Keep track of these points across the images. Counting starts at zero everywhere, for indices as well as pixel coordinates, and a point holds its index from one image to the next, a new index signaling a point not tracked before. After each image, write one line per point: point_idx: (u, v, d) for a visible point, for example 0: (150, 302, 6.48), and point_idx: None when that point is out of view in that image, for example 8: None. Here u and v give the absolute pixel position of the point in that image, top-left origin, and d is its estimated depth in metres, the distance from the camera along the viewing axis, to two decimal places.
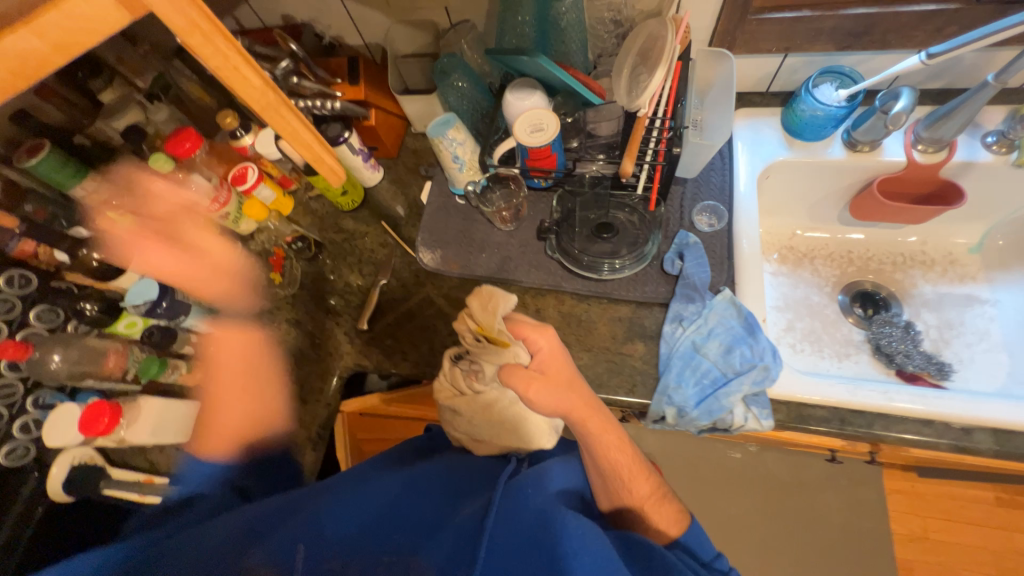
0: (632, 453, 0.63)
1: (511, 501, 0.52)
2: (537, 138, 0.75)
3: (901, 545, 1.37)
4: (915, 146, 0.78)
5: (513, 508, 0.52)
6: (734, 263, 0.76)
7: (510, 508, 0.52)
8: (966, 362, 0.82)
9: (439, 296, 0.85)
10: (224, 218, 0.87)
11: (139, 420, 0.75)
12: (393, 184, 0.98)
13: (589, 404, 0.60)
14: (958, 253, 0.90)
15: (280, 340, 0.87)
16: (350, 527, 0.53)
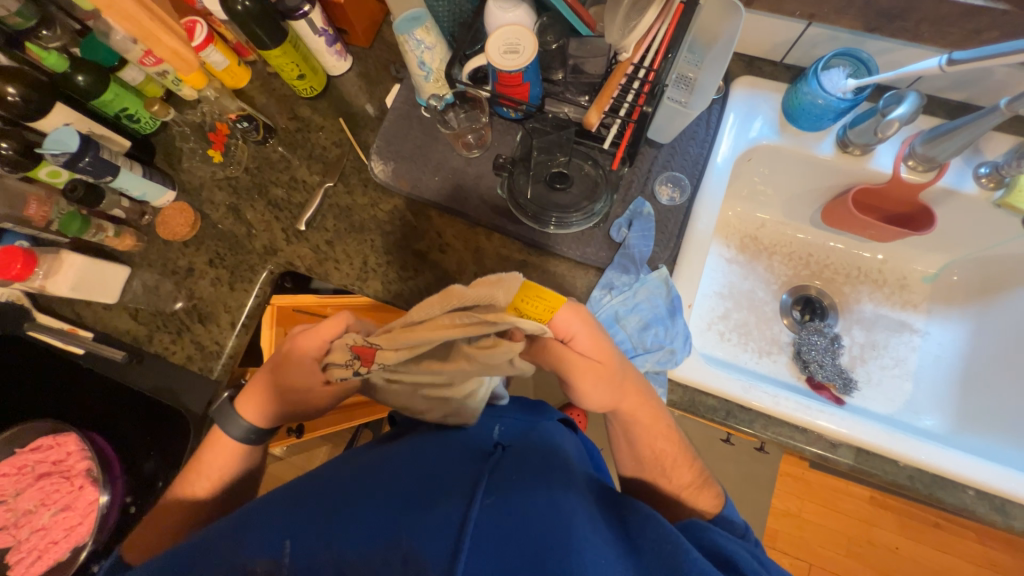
0: (675, 441, 0.62)
1: (502, 484, 0.50)
2: (511, 60, 0.67)
3: (774, 517, 1.54)
4: (906, 160, 0.73)
5: (510, 491, 0.49)
6: (680, 243, 0.73)
7: (503, 496, 0.48)
8: (874, 383, 0.85)
9: (382, 212, 0.82)
10: (162, 76, 0.81)
11: (60, 273, 0.74)
12: (361, 78, 0.89)
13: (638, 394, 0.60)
14: (911, 279, 0.89)
15: (218, 223, 0.84)
16: (342, 517, 0.48)
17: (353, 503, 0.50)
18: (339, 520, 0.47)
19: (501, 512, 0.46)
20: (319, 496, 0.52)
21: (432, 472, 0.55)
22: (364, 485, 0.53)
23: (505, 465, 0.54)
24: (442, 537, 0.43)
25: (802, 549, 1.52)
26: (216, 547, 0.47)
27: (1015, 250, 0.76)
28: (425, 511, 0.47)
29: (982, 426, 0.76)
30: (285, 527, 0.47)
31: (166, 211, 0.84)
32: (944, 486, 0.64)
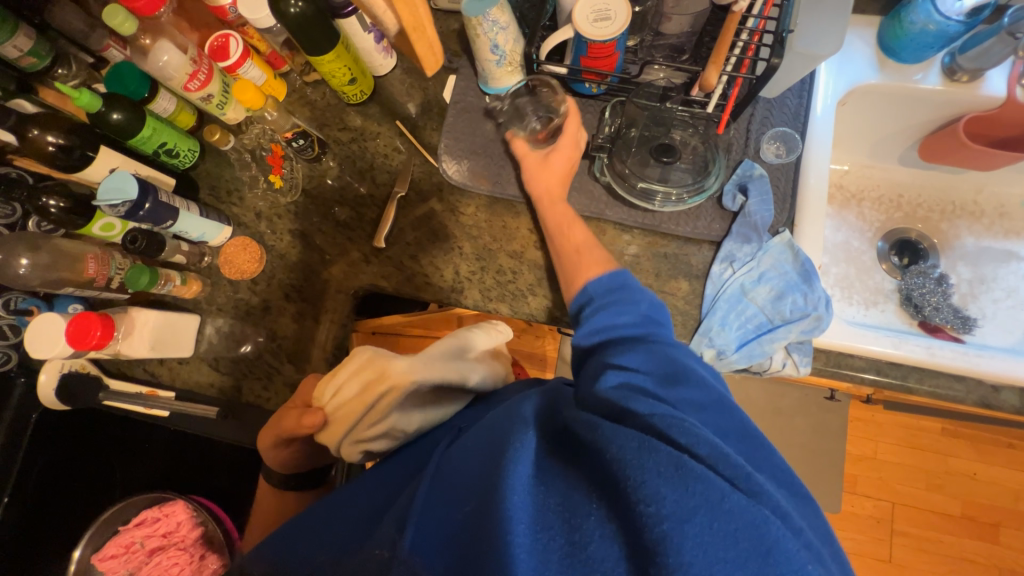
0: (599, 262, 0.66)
1: (455, 456, 0.47)
2: (602, 28, 0.61)
3: (852, 463, 1.54)
4: (1021, 79, 0.68)
5: (454, 459, 0.47)
6: (798, 202, 0.69)
7: (447, 468, 0.46)
8: (990, 317, 0.82)
9: (466, 216, 0.75)
10: (206, 102, 0.72)
11: (135, 332, 0.69)
12: (408, 75, 0.82)
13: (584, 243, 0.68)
14: (1011, 206, 0.86)
15: (284, 253, 0.78)
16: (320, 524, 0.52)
17: (330, 509, 0.53)
18: (325, 507, 0.54)
19: (441, 487, 0.44)
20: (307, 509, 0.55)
21: (415, 470, 0.53)
22: (354, 488, 0.55)
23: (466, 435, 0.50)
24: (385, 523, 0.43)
25: (883, 491, 1.52)
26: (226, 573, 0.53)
27: None
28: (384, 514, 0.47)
29: None
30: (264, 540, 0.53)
31: (227, 249, 0.77)
32: None
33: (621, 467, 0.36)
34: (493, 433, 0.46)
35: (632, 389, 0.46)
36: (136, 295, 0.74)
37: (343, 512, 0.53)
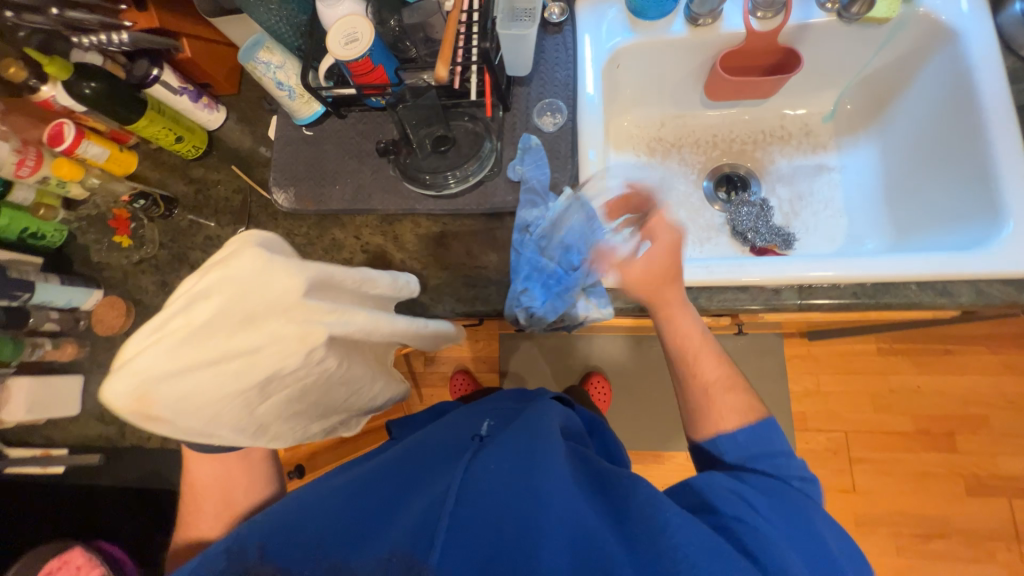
0: (705, 339, 0.64)
1: (481, 475, 0.52)
2: (353, 49, 0.69)
3: (798, 401, 1.55)
4: (754, 12, 0.75)
5: (485, 481, 0.51)
6: (577, 161, 0.75)
7: (483, 483, 0.51)
8: (811, 228, 0.87)
9: (300, 236, 0.83)
10: (45, 184, 0.82)
11: (11, 400, 0.77)
12: (240, 123, 0.91)
13: (699, 336, 0.64)
14: (812, 124, 0.92)
15: (150, 303, 0.86)
16: (322, 514, 0.52)
17: (332, 497, 0.54)
18: (325, 494, 0.55)
19: (476, 501, 0.49)
20: (310, 498, 0.54)
21: (434, 467, 0.58)
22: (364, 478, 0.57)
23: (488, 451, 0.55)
24: (415, 527, 0.47)
25: (833, 422, 1.53)
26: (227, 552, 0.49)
27: (881, 62, 0.81)
28: (397, 511, 0.51)
29: (915, 228, 0.78)
30: (271, 531, 0.50)
31: (98, 310, 0.85)
32: (886, 290, 0.66)
33: (688, 561, 0.44)
34: (520, 456, 0.54)
35: (720, 480, 0.53)
36: (21, 366, 0.82)
37: (360, 484, 0.56)
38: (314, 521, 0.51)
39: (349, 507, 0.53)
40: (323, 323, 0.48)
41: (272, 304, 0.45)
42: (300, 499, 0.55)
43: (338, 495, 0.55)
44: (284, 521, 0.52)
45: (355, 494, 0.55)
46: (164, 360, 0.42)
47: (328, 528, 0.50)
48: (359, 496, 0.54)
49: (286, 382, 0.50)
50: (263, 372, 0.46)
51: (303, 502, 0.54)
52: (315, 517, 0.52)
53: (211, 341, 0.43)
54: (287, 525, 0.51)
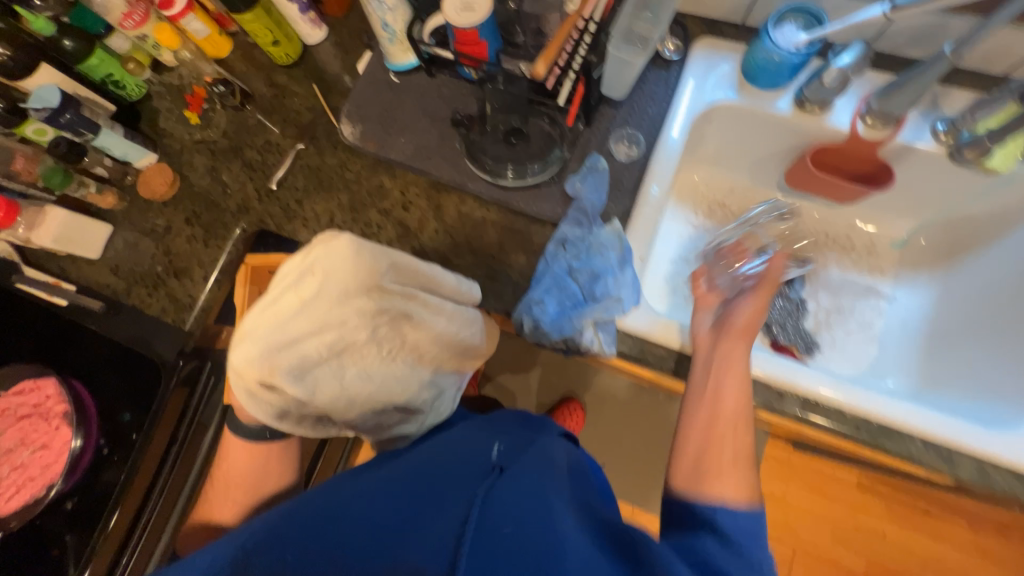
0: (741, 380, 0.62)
1: (499, 502, 0.49)
2: (465, 17, 0.69)
3: None
4: (863, 117, 0.72)
5: (497, 511, 0.48)
6: (634, 199, 0.74)
7: (494, 514, 0.48)
8: (837, 346, 0.85)
9: (350, 171, 0.84)
10: (143, 41, 0.85)
11: (43, 224, 0.80)
12: (335, 47, 0.92)
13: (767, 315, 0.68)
14: (878, 245, 0.89)
15: (194, 183, 0.88)
16: (338, 531, 0.49)
17: (349, 510, 0.52)
18: (342, 507, 0.53)
19: (488, 529, 0.46)
20: (315, 513, 0.53)
21: (443, 483, 0.55)
22: (379, 492, 0.55)
23: (506, 480, 0.53)
24: (427, 552, 0.44)
25: (786, 534, 1.50)
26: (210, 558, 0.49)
27: (981, 209, 0.76)
28: (402, 528, 0.49)
29: (941, 384, 0.76)
30: (285, 544, 0.49)
31: (147, 172, 0.88)
32: (889, 436, 0.64)
33: None
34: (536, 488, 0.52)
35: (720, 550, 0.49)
36: (62, 197, 0.85)
37: (367, 492, 0.55)
38: (311, 527, 0.51)
39: (349, 513, 0.52)
40: (396, 302, 0.54)
41: (360, 284, 0.51)
42: (306, 503, 0.56)
43: (343, 501, 0.54)
44: (283, 523, 0.52)
45: (357, 502, 0.54)
46: (276, 331, 0.50)
47: (326, 531, 0.50)
48: (358, 504, 0.53)
49: (354, 355, 0.54)
50: (341, 346, 0.53)
51: (307, 506, 0.55)
52: (313, 521, 0.51)
53: (314, 314, 0.50)
54: (293, 525, 0.52)
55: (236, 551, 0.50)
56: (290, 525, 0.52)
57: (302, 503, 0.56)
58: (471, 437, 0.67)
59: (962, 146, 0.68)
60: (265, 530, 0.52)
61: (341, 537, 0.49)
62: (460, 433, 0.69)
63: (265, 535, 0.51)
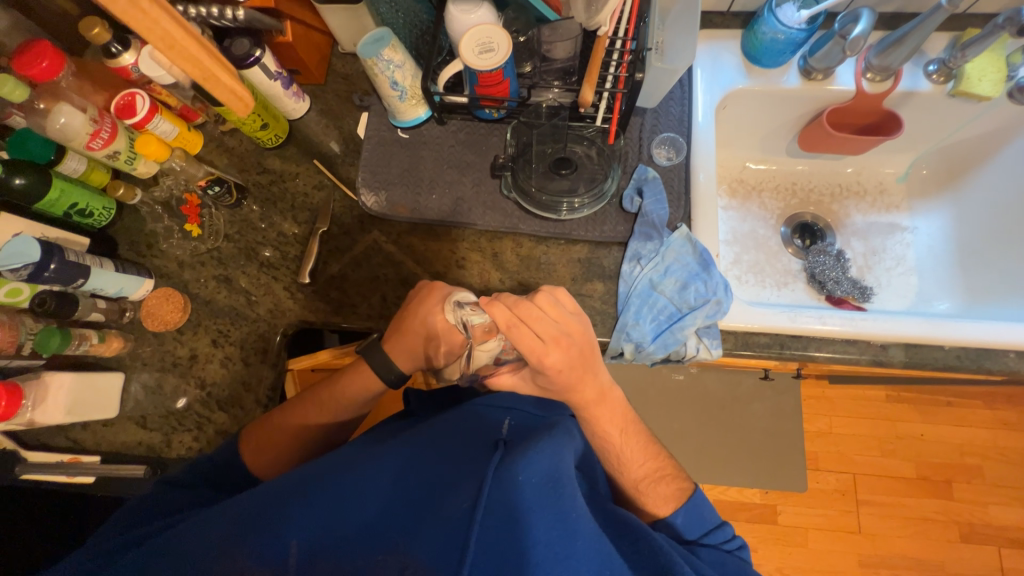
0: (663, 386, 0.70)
1: (511, 483, 0.50)
2: (487, 59, 0.66)
3: (811, 440, 1.60)
4: (865, 74, 0.78)
5: (511, 499, 0.49)
6: (691, 199, 0.75)
7: (509, 503, 0.49)
8: (885, 284, 0.90)
9: (388, 243, 0.78)
10: (113, 159, 0.73)
11: (47, 397, 0.67)
12: (323, 115, 0.85)
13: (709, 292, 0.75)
14: (887, 183, 0.96)
15: (210, 299, 0.78)
16: (340, 511, 0.50)
17: (352, 492, 0.51)
18: (342, 485, 0.52)
19: (501, 518, 0.48)
20: (310, 494, 0.51)
21: (448, 469, 0.54)
22: (386, 470, 0.54)
23: (518, 456, 0.52)
24: (438, 547, 0.46)
25: (842, 463, 1.59)
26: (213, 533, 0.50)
27: (976, 130, 0.84)
28: (418, 524, 0.49)
29: (987, 296, 0.83)
30: (287, 524, 0.49)
31: (149, 302, 0.77)
32: (986, 356, 0.68)
33: None
34: (547, 465, 0.52)
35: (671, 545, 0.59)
36: (55, 359, 0.72)
37: (369, 477, 0.53)
38: (310, 517, 0.49)
39: (351, 500, 0.50)
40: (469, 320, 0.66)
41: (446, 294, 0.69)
42: (299, 488, 0.52)
43: (341, 484, 0.52)
44: (279, 510, 0.50)
45: (358, 485, 0.52)
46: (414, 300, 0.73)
47: (332, 520, 0.49)
48: (359, 488, 0.51)
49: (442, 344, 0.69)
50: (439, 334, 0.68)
51: (301, 494, 0.51)
52: (311, 511, 0.49)
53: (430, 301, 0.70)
54: (285, 513, 0.50)
55: (224, 546, 0.48)
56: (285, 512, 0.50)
57: (292, 488, 0.52)
58: (473, 406, 0.65)
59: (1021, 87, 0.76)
60: (256, 522, 0.49)
61: (354, 527, 0.49)
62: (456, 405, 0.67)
63: (259, 521, 0.49)
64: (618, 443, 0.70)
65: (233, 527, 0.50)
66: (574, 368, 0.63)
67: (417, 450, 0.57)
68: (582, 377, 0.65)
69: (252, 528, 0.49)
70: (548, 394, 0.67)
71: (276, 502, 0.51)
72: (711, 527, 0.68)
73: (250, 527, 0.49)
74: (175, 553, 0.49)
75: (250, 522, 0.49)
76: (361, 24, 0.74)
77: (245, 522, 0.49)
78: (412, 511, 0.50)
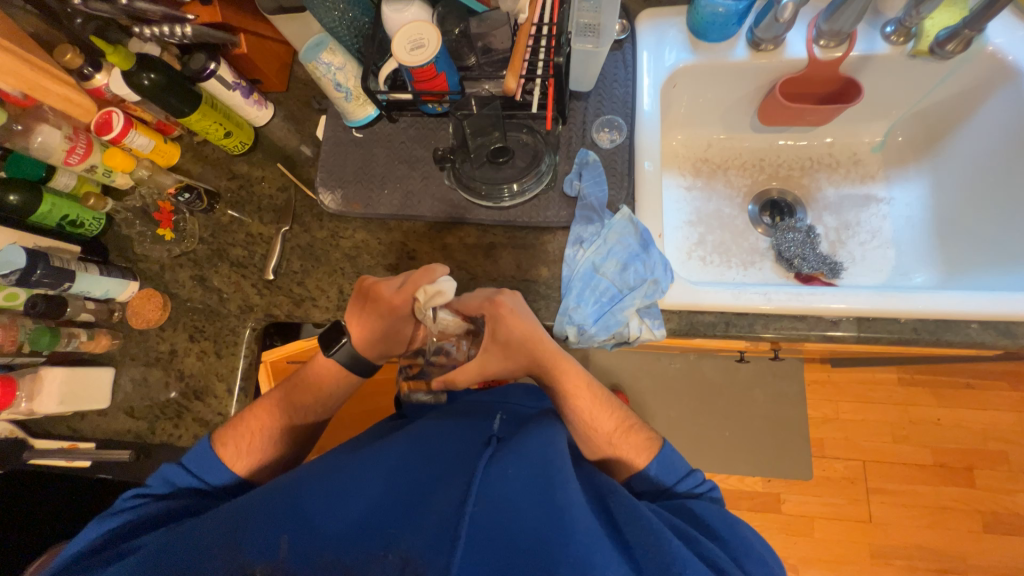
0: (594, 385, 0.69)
1: (500, 477, 0.52)
2: (418, 55, 0.67)
3: (816, 427, 1.54)
4: (817, 41, 0.75)
5: (501, 491, 0.51)
6: (634, 181, 0.74)
7: (501, 495, 0.50)
8: (858, 259, 0.86)
9: (344, 239, 0.82)
10: (93, 172, 0.81)
11: (43, 390, 0.75)
12: (287, 121, 0.90)
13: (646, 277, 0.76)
14: (861, 153, 0.92)
15: (187, 298, 0.84)
16: (333, 506, 0.50)
17: (348, 490, 0.52)
18: (334, 483, 0.53)
19: (495, 504, 0.49)
20: (305, 491, 0.52)
21: (440, 465, 0.56)
22: (380, 467, 0.55)
23: (507, 453, 0.55)
24: (434, 534, 0.45)
25: (851, 450, 1.52)
26: (212, 535, 0.50)
27: (949, 90, 0.79)
28: (413, 517, 0.49)
29: (967, 267, 0.78)
30: (284, 521, 0.49)
31: (133, 302, 0.83)
32: (947, 327, 0.66)
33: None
34: (533, 460, 0.55)
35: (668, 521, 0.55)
36: (53, 356, 0.81)
37: (363, 475, 0.54)
38: (310, 512, 0.50)
39: (344, 497, 0.51)
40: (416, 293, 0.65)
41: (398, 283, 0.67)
42: (296, 488, 0.53)
43: (335, 482, 0.53)
44: (277, 507, 0.51)
45: (350, 483, 0.53)
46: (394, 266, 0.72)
47: (329, 516, 0.49)
48: (351, 485, 0.53)
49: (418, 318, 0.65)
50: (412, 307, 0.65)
51: (298, 494, 0.52)
52: (307, 508, 0.50)
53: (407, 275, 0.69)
54: (279, 512, 0.50)
55: (225, 543, 0.48)
56: (281, 509, 0.51)
57: (289, 487, 0.53)
58: (466, 412, 0.69)
59: (943, 41, 0.72)
60: (256, 520, 0.50)
61: (351, 524, 0.49)
62: (450, 410, 0.70)
63: (256, 517, 0.50)
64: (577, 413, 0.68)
65: (233, 525, 0.50)
66: (509, 349, 0.65)
67: (412, 451, 0.58)
68: (519, 349, 0.66)
69: (252, 526, 0.49)
70: (493, 378, 0.69)
71: (272, 501, 0.52)
72: (684, 473, 0.64)
73: (249, 525, 0.49)
74: (178, 553, 0.49)
75: (249, 520, 0.50)
76: (308, 30, 0.77)
77: (244, 518, 0.50)
78: (405, 506, 0.50)
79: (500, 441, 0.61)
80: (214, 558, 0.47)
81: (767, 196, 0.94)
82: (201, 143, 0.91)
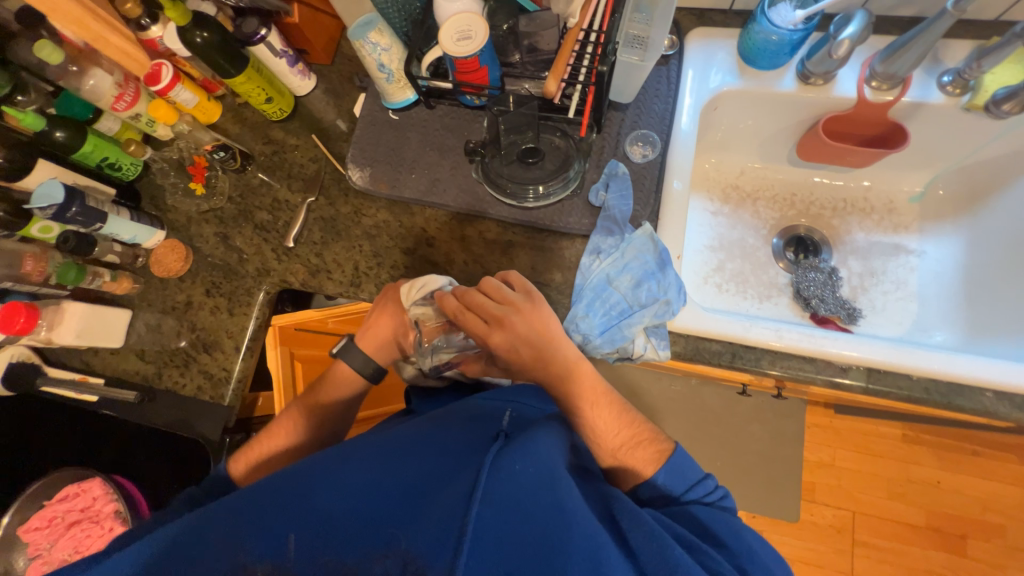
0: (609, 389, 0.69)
1: (505, 473, 0.50)
2: (463, 46, 0.68)
3: (810, 471, 1.52)
4: (869, 81, 0.73)
5: (505, 488, 0.49)
6: (660, 198, 0.74)
7: (504, 493, 0.48)
8: (878, 308, 0.84)
9: (367, 217, 0.83)
10: (136, 120, 0.84)
11: (63, 323, 0.78)
12: (327, 94, 0.91)
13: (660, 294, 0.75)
14: (898, 201, 0.89)
15: (209, 254, 0.86)
16: (335, 503, 0.50)
17: (350, 482, 0.52)
18: (337, 478, 0.53)
19: (497, 502, 0.47)
20: (310, 483, 0.53)
21: (443, 459, 0.55)
22: (383, 463, 0.55)
23: (511, 451, 0.53)
24: (437, 533, 0.45)
25: (843, 499, 1.49)
26: (223, 525, 0.51)
27: (1000, 149, 0.76)
28: (414, 513, 0.48)
29: (990, 332, 0.76)
30: (290, 517, 0.50)
31: (158, 250, 0.86)
32: (960, 391, 0.64)
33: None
34: (538, 457, 0.53)
35: (670, 527, 0.54)
36: (76, 291, 0.84)
37: (366, 470, 0.54)
38: (315, 505, 0.50)
39: (346, 491, 0.51)
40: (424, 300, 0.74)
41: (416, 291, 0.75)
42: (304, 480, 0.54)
43: (339, 477, 0.53)
44: (286, 501, 0.52)
45: (351, 477, 0.53)
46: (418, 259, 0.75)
47: (332, 510, 0.50)
48: (354, 479, 0.53)
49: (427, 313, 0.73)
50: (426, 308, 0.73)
51: (304, 487, 0.53)
52: (312, 503, 0.51)
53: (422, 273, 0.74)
54: (285, 504, 0.51)
55: (236, 534, 0.50)
56: (288, 501, 0.51)
57: (297, 480, 0.54)
58: (472, 405, 0.67)
59: (998, 101, 0.70)
60: (266, 512, 0.51)
61: (353, 519, 0.49)
62: (458, 403, 0.69)
63: (265, 507, 0.52)
64: (587, 415, 0.67)
65: (243, 516, 0.51)
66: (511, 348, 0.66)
67: (417, 447, 0.58)
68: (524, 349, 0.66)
69: (261, 518, 0.50)
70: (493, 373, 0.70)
71: (279, 493, 0.53)
72: (695, 482, 0.62)
73: (259, 518, 0.51)
74: (192, 544, 0.51)
75: (259, 511, 0.51)
76: (360, 8, 0.78)
77: (253, 510, 0.52)
78: (406, 500, 0.50)
79: (507, 436, 0.59)
80: (225, 551, 0.49)
81: (793, 232, 0.92)
82: (241, 105, 0.93)
